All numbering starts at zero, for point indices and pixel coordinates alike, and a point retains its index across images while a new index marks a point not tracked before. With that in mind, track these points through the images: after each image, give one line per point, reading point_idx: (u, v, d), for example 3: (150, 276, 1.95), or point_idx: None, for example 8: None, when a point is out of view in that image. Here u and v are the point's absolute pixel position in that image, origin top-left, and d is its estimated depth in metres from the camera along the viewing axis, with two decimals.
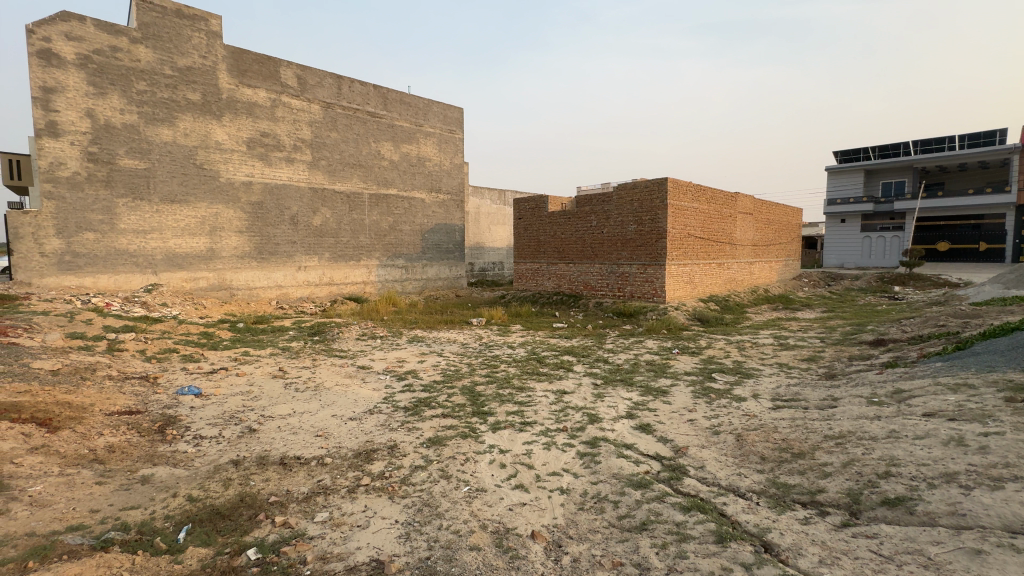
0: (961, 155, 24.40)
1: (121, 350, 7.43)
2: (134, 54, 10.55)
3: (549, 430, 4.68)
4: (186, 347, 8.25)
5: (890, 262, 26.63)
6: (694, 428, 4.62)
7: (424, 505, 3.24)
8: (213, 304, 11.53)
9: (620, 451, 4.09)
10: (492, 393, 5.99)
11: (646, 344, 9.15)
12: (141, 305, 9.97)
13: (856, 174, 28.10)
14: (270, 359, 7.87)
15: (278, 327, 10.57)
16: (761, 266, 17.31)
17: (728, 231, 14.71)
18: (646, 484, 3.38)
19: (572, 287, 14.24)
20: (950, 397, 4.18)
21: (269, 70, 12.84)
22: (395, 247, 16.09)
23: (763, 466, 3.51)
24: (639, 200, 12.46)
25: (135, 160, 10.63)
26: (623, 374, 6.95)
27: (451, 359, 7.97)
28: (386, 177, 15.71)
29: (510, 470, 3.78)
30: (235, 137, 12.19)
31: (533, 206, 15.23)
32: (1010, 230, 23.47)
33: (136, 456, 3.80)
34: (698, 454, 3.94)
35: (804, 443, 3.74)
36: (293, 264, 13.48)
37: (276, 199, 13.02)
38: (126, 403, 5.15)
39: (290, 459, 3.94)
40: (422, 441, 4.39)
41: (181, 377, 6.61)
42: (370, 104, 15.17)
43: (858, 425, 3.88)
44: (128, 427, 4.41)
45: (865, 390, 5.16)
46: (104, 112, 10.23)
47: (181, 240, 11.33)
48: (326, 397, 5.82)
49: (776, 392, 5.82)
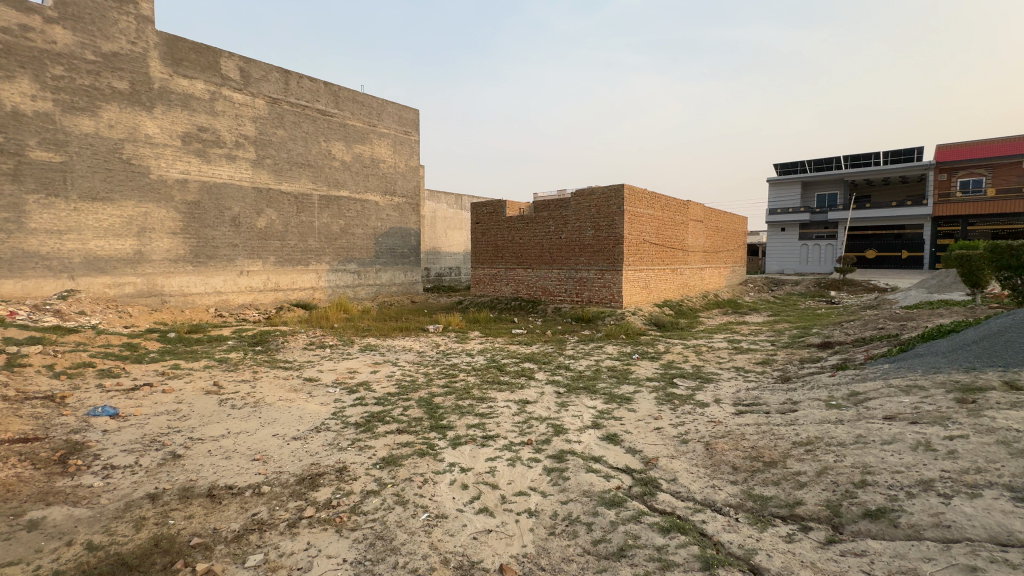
0: (885, 169, 26.45)
1: (24, 365, 6.47)
2: (49, 36, 9.48)
3: (513, 444, 4.40)
4: (104, 360, 7.33)
5: (825, 269, 28.38)
6: (662, 437, 4.47)
7: (376, 538, 2.88)
8: (140, 312, 10.47)
9: (588, 465, 3.86)
10: (451, 404, 5.63)
11: (606, 349, 9.09)
12: (53, 313, 8.87)
13: (795, 186, 29.85)
14: (204, 373, 7.13)
15: (215, 336, 9.70)
16: (711, 272, 17.88)
17: (681, 237, 15.08)
18: (619, 502, 3.16)
19: (530, 293, 14.07)
20: (904, 399, 4.26)
21: (208, 61, 11.89)
22: (347, 251, 15.36)
23: (736, 477, 3.39)
24: (597, 205, 12.49)
25: (49, 153, 9.51)
26: (586, 381, 6.78)
27: (406, 369, 7.54)
28: (337, 178, 14.99)
29: (473, 492, 3.47)
30: (168, 131, 11.18)
31: (491, 210, 15.00)
32: (927, 239, 25.58)
33: (25, 495, 3.19)
34: (669, 465, 3.77)
35: (774, 450, 3.66)
36: (234, 269, 12.52)
37: (215, 199, 12.06)
38: (21, 429, 4.40)
39: (221, 490, 3.43)
40: (375, 461, 3.99)
41: (96, 395, 5.81)
42: (320, 101, 14.45)
43: (824, 430, 3.85)
44: (20, 459, 3.74)
45: (822, 393, 5.23)
46: (11, 97, 9.11)
47: (103, 242, 10.21)
48: (266, 415, 5.26)
49: (737, 396, 5.84)
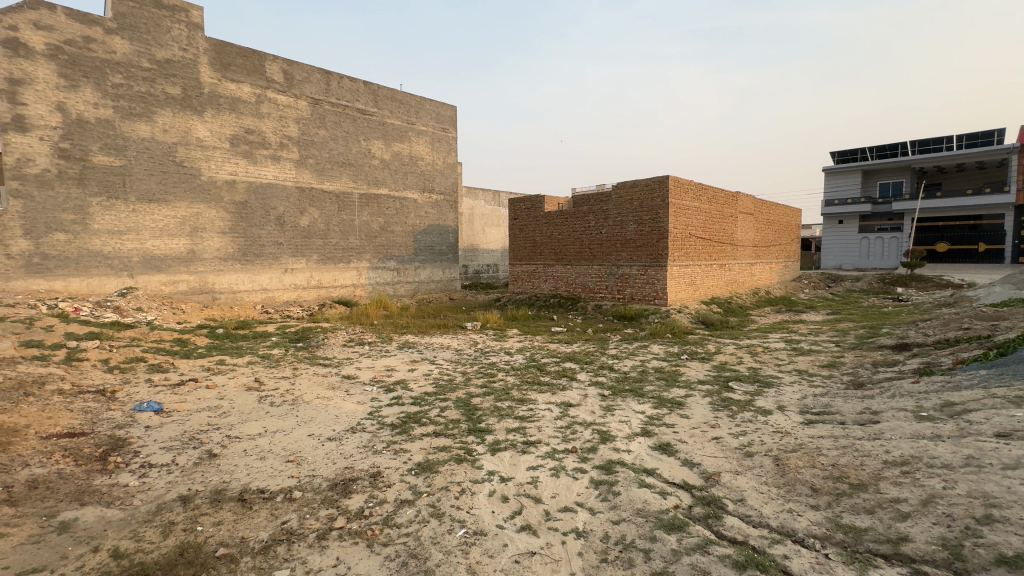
0: (959, 154, 24.18)
1: (81, 359, 6.71)
2: (109, 46, 9.89)
3: (556, 451, 4.08)
4: (155, 355, 7.53)
5: (889, 263, 26.34)
6: (722, 449, 4.01)
7: (410, 557, 2.65)
8: (192, 308, 10.82)
9: (640, 479, 3.48)
10: (489, 406, 5.35)
11: (652, 349, 8.60)
12: (113, 310, 9.26)
13: (854, 175, 27.84)
14: (247, 369, 7.20)
15: (260, 332, 9.86)
16: (763, 267, 16.85)
17: (729, 231, 14.23)
18: (680, 526, 2.80)
19: (570, 290, 13.67)
20: (1018, 412, 3.61)
21: (254, 64, 12.18)
22: (387, 249, 15.44)
23: (817, 501, 2.92)
24: (639, 198, 11.91)
25: (111, 157, 9.94)
26: (633, 383, 6.34)
27: (444, 367, 7.36)
28: (377, 176, 15.08)
29: (514, 505, 3.18)
30: (217, 134, 11.50)
31: (530, 206, 14.68)
32: (1009, 230, 23.19)
33: (62, 493, 3.15)
34: (734, 483, 3.32)
35: (861, 471, 3.16)
36: (280, 267, 12.79)
37: (261, 199, 12.35)
38: (70, 424, 4.47)
39: (252, 494, 3.29)
40: (411, 467, 3.77)
41: (144, 390, 5.92)
42: (360, 101, 14.55)
43: (922, 448, 3.29)
44: (64, 455, 3.75)
45: (908, 402, 4.59)
46: (76, 106, 9.55)
47: (159, 241, 10.61)
48: (303, 413, 5.17)
49: (803, 403, 5.26)
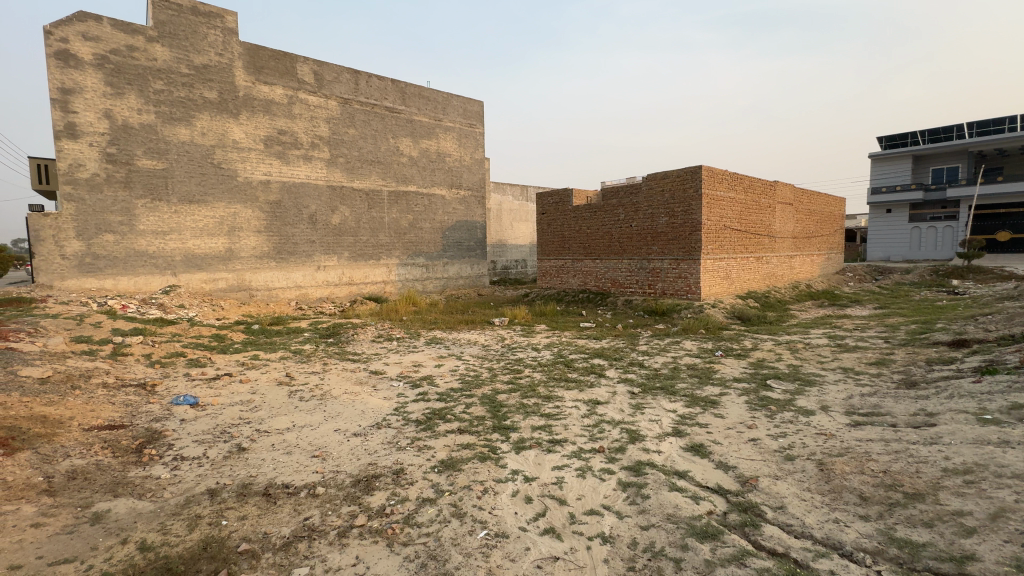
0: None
1: (126, 354, 7.01)
2: (150, 53, 10.26)
3: (582, 450, 3.94)
4: (194, 350, 7.79)
5: (943, 254, 24.72)
6: (760, 451, 3.78)
7: (429, 558, 2.58)
8: (231, 304, 11.19)
9: (671, 482, 3.30)
10: (515, 403, 5.25)
11: (685, 345, 8.30)
12: (157, 307, 9.66)
13: (903, 161, 26.26)
14: (279, 364, 7.35)
15: (293, 328, 10.10)
16: (803, 260, 16.10)
17: (767, 222, 13.63)
18: (714, 534, 2.63)
19: (599, 285, 13.43)
20: None
21: (286, 67, 12.43)
22: (416, 245, 15.55)
23: (867, 511, 2.69)
24: (671, 189, 11.52)
25: (153, 161, 10.34)
26: (664, 380, 6.12)
27: (471, 363, 7.32)
28: (406, 173, 15.19)
29: (538, 507, 3.07)
30: (252, 135, 11.82)
31: (558, 200, 14.48)
32: None
33: (98, 484, 3.25)
34: (774, 489, 3.10)
35: (918, 479, 2.89)
36: (313, 264, 13.07)
37: (294, 198, 12.64)
38: (110, 416, 4.65)
39: (277, 489, 3.30)
40: (434, 464, 3.71)
41: (182, 384, 6.11)
42: (389, 99, 14.67)
43: (988, 455, 2.99)
44: (102, 447, 3.88)
45: (969, 404, 4.21)
46: (122, 113, 9.96)
47: (199, 241, 11.01)
48: (331, 408, 5.21)
49: (849, 403, 4.93)
